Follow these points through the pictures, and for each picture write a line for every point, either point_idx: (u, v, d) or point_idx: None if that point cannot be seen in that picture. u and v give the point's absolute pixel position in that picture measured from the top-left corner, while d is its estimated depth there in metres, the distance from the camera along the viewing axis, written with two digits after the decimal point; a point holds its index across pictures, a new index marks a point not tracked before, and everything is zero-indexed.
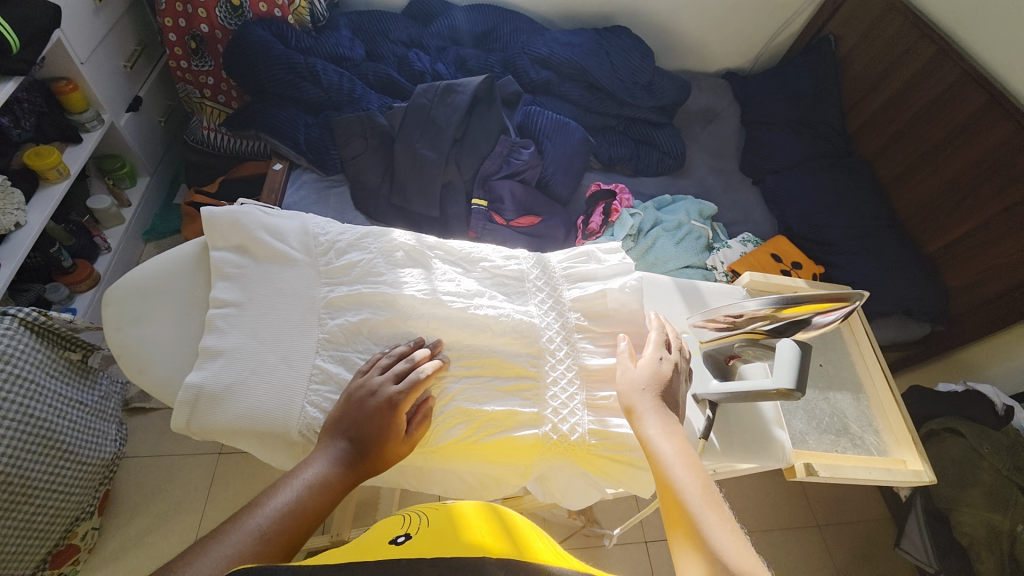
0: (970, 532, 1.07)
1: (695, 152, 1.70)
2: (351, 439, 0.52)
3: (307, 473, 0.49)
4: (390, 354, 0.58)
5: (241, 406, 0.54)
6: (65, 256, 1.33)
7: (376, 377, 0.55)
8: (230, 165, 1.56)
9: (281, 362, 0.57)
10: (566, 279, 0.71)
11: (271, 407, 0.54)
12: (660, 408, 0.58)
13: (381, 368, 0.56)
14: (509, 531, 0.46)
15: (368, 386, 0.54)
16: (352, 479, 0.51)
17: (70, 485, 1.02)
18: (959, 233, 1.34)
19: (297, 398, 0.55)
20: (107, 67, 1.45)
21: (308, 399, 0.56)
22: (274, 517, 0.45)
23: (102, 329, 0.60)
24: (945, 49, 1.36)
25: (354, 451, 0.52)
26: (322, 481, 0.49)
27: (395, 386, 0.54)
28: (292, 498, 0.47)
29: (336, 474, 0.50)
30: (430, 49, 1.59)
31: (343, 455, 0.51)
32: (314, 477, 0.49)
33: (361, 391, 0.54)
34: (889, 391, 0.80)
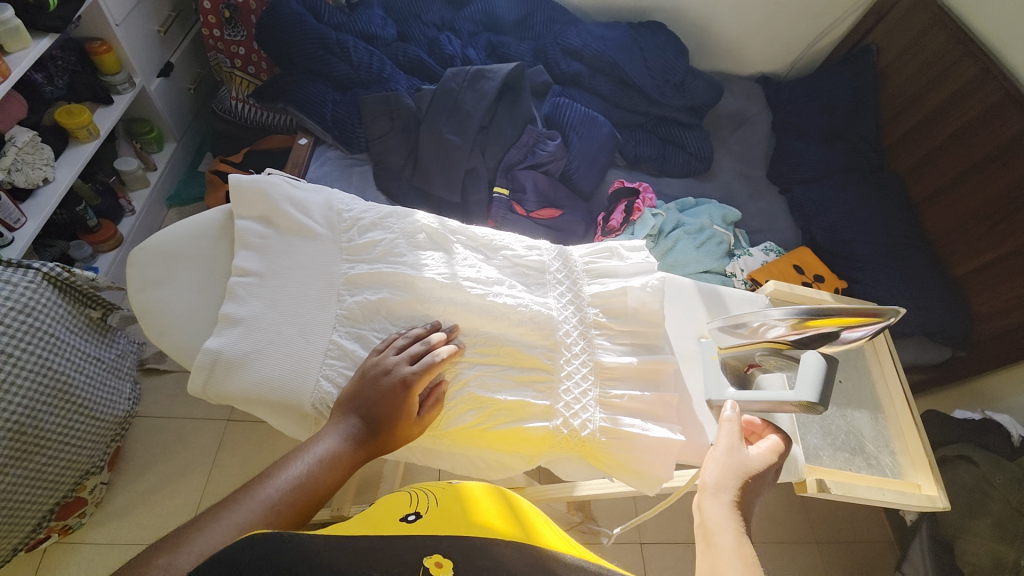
0: (975, 562, 1.05)
1: (722, 155, 1.67)
2: (363, 416, 0.52)
3: (319, 447, 0.49)
4: (407, 335, 0.57)
5: (258, 375, 0.54)
6: (90, 215, 1.35)
7: (391, 357, 0.55)
8: (255, 137, 1.57)
9: (298, 334, 0.57)
10: (587, 274, 0.70)
11: (286, 378, 0.55)
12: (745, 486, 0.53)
13: (397, 347, 0.56)
14: (517, 516, 0.46)
15: (383, 365, 0.54)
16: (363, 456, 0.51)
17: (82, 438, 1.04)
18: (990, 258, 1.30)
19: (312, 371, 0.55)
20: (142, 31, 1.46)
21: (323, 373, 0.56)
22: (284, 489, 0.45)
23: (125, 289, 0.60)
24: (988, 69, 1.32)
25: (366, 429, 0.52)
26: (333, 456, 0.49)
27: (410, 366, 0.54)
28: (303, 471, 0.47)
29: (347, 451, 0.50)
30: (461, 33, 1.57)
31: (355, 433, 0.51)
32: (325, 451, 0.49)
33: (375, 369, 0.54)
34: (909, 414, 0.78)
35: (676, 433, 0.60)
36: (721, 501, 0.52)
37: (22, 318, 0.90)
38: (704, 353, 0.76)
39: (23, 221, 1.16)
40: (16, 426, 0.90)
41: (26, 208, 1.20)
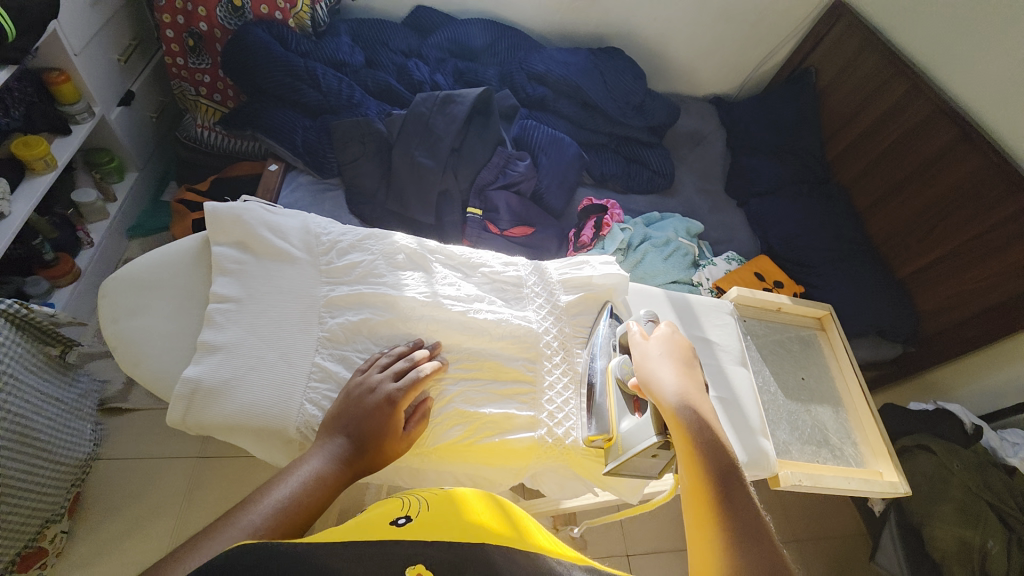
0: (942, 546, 1.10)
1: (683, 172, 1.76)
2: (349, 436, 0.52)
3: (305, 470, 0.49)
4: (390, 354, 0.58)
5: (239, 402, 0.54)
6: (47, 248, 1.30)
7: (376, 375, 0.56)
8: (223, 164, 1.55)
9: (280, 359, 0.57)
10: (562, 286, 0.72)
11: (268, 403, 0.54)
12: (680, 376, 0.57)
13: (380, 366, 0.57)
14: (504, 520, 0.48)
15: (368, 383, 0.55)
16: (349, 474, 0.52)
17: (43, 483, 0.99)
18: (931, 259, 1.41)
19: (295, 395, 0.55)
20: (100, 61, 1.43)
21: (307, 397, 0.56)
22: (266, 515, 0.45)
23: (98, 321, 0.59)
24: (918, 86, 1.44)
25: (353, 448, 0.52)
26: (318, 479, 0.49)
27: (394, 383, 0.55)
28: (286, 496, 0.47)
29: (333, 471, 0.50)
30: (428, 59, 1.62)
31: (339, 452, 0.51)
32: (310, 474, 0.49)
33: (360, 387, 0.55)
34: (866, 404, 0.82)
35: None
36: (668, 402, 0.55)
37: None
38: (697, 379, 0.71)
39: None
40: None
41: None
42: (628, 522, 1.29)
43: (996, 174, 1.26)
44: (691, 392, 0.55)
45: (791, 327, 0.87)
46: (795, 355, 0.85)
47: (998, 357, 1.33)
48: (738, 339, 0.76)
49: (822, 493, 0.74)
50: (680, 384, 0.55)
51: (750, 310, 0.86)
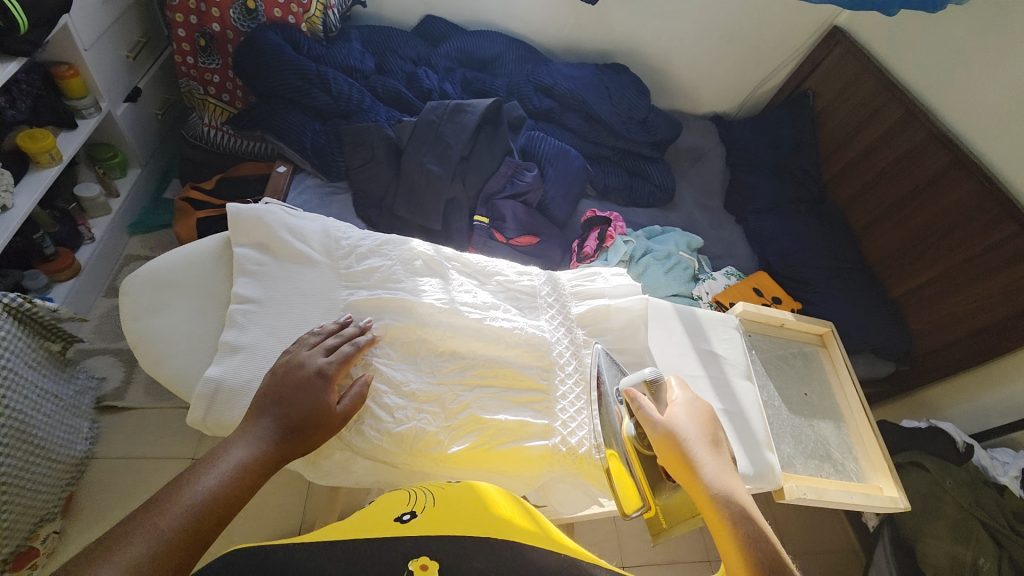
0: (935, 562, 1.12)
1: (684, 187, 1.79)
2: (278, 415, 0.51)
3: (228, 457, 0.48)
4: (321, 331, 0.58)
5: None
6: (48, 243, 1.29)
7: (305, 352, 0.55)
8: (229, 163, 1.55)
9: None
10: (575, 296, 0.73)
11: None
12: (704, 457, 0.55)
13: (311, 343, 0.56)
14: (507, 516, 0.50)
15: (298, 359, 0.54)
16: (276, 456, 0.50)
17: (36, 482, 0.97)
18: (924, 279, 1.45)
19: None
20: (110, 56, 1.43)
21: None
22: (184, 510, 0.43)
23: (118, 318, 0.59)
24: (912, 112, 1.49)
25: (281, 426, 0.51)
26: (242, 464, 0.48)
27: (325, 358, 0.55)
28: (204, 490, 0.45)
29: (258, 454, 0.49)
30: (437, 68, 1.64)
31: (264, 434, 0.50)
32: (235, 462, 0.48)
33: (287, 364, 0.54)
34: (866, 419, 0.84)
35: None
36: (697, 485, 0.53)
37: None
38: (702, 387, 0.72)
39: None
40: None
41: None
42: (623, 532, 1.30)
43: (987, 199, 1.31)
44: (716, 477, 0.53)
45: (793, 343, 0.89)
46: (798, 370, 0.87)
47: (987, 377, 1.36)
48: (744, 353, 0.78)
49: (824, 506, 0.75)
50: (714, 469, 0.54)
51: (754, 325, 0.88)
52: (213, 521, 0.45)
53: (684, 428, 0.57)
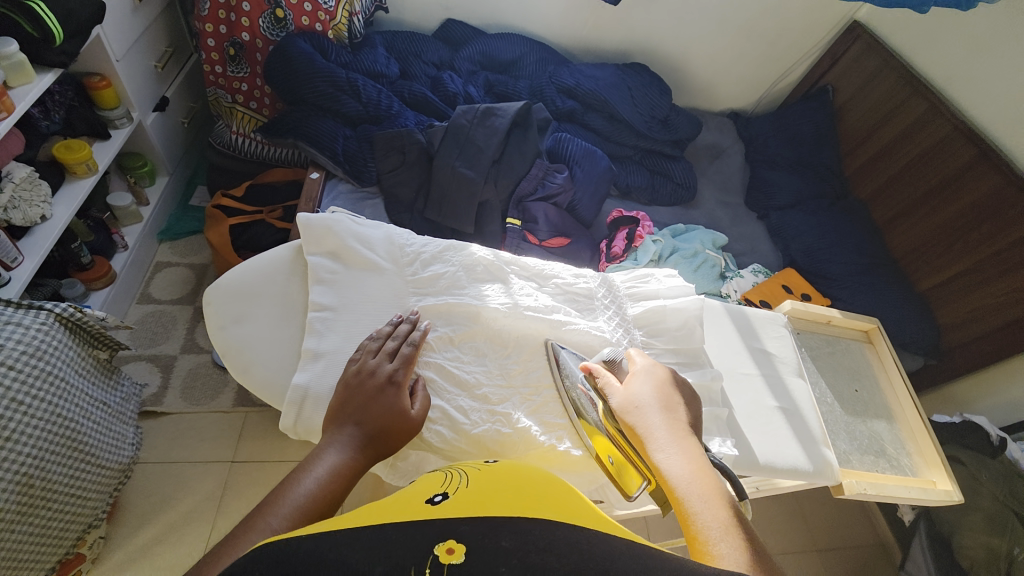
0: (971, 555, 1.13)
1: (705, 185, 1.79)
2: (358, 423, 0.51)
3: (321, 462, 0.48)
4: (379, 337, 0.58)
5: None
6: (85, 252, 1.30)
7: (371, 359, 0.56)
8: (258, 170, 1.58)
9: None
10: (629, 297, 0.74)
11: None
12: (667, 428, 0.52)
13: (375, 351, 0.56)
14: (541, 489, 0.47)
15: (366, 368, 0.54)
16: (365, 461, 0.50)
17: (87, 489, 0.98)
18: (952, 273, 1.45)
19: None
20: (140, 66, 1.42)
21: None
22: (283, 516, 0.43)
23: (204, 328, 0.61)
24: (936, 106, 1.50)
25: (364, 435, 0.51)
26: (335, 468, 0.48)
27: (392, 364, 0.56)
28: (304, 492, 0.45)
29: (349, 460, 0.49)
30: (460, 71, 1.65)
31: (351, 440, 0.50)
32: (327, 467, 0.48)
33: (359, 373, 0.54)
34: (918, 415, 0.84)
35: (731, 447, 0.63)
36: (662, 453, 0.50)
37: (33, 362, 0.86)
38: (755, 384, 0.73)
39: (20, 260, 1.10)
40: (22, 480, 0.84)
41: (22, 246, 1.14)
42: (651, 518, 1.33)
43: (1015, 192, 1.31)
44: (674, 451, 0.50)
45: (839, 339, 0.90)
46: (846, 367, 0.88)
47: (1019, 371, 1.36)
48: (795, 352, 0.78)
49: (882, 501, 0.77)
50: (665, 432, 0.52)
51: (801, 322, 0.89)
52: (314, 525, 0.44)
53: (640, 391, 0.55)
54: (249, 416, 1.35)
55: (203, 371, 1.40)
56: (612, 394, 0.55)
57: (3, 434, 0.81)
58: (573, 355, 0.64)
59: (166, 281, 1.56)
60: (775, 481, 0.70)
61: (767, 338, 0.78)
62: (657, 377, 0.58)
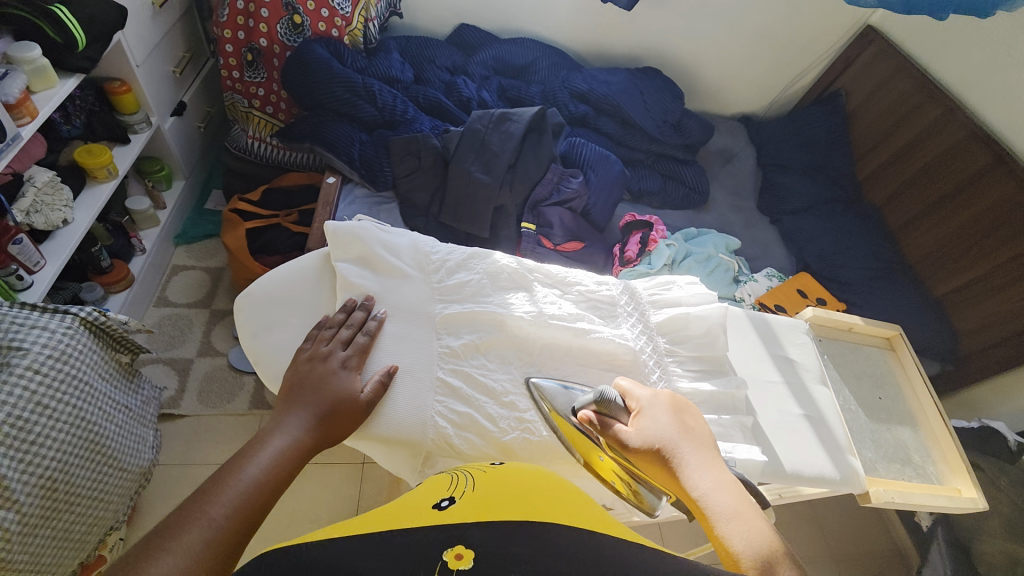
0: (991, 562, 1.10)
1: (717, 189, 1.79)
2: (306, 408, 0.52)
3: (269, 446, 0.50)
4: (333, 325, 0.59)
5: (380, 418, 0.56)
6: (105, 255, 1.32)
7: (324, 346, 0.57)
8: (273, 174, 1.59)
9: (408, 374, 0.59)
10: (652, 305, 0.74)
11: (405, 418, 0.56)
12: (698, 457, 0.52)
13: (328, 338, 0.57)
14: (549, 494, 0.48)
15: (317, 354, 0.56)
16: (315, 443, 0.52)
17: (108, 492, 0.99)
18: (967, 278, 1.43)
19: (427, 410, 0.57)
20: (159, 71, 1.44)
21: (437, 410, 0.58)
22: (225, 504, 0.44)
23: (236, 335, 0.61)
24: (951, 110, 1.48)
25: (312, 420, 0.52)
26: (281, 454, 0.49)
27: (344, 351, 0.57)
28: (248, 478, 0.47)
29: (296, 442, 0.51)
30: (474, 76, 1.66)
31: (299, 423, 0.51)
32: (273, 452, 0.49)
33: (310, 359, 0.56)
34: (941, 421, 0.84)
35: (759, 454, 0.63)
36: (697, 479, 0.50)
37: (58, 366, 0.87)
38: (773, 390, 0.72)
39: (43, 263, 1.12)
40: (46, 484, 0.85)
41: (44, 249, 1.15)
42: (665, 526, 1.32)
43: None
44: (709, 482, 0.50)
45: (860, 346, 0.89)
46: (870, 374, 0.87)
47: None
48: (817, 359, 0.78)
49: (909, 510, 0.76)
50: (694, 462, 0.51)
51: (822, 329, 0.89)
52: (259, 508, 0.46)
53: (658, 425, 0.53)
54: (265, 419, 1.36)
55: (219, 374, 1.41)
56: (629, 441, 0.52)
57: (28, 438, 0.82)
58: (556, 383, 0.61)
59: (182, 284, 1.57)
60: (795, 489, 0.70)
61: (789, 345, 0.78)
62: (665, 405, 0.56)
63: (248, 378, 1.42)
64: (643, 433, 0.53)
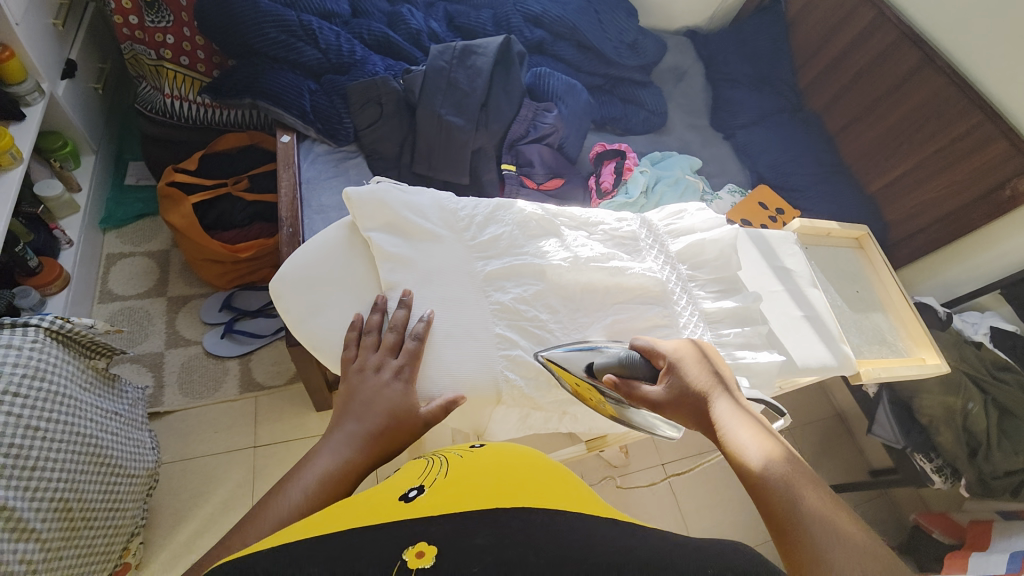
0: (930, 412, 1.28)
1: (673, 109, 1.80)
2: (361, 421, 0.52)
3: (314, 466, 0.48)
4: (375, 330, 0.59)
5: (452, 375, 0.59)
6: (31, 254, 1.14)
7: (371, 354, 0.57)
8: (205, 138, 1.40)
9: (467, 335, 0.61)
10: (669, 235, 0.78)
11: (474, 375, 0.60)
12: (746, 419, 0.54)
13: (373, 345, 0.58)
14: (525, 478, 0.48)
15: (366, 364, 0.57)
16: (363, 462, 0.50)
17: (122, 500, 0.93)
18: (897, 173, 1.56)
19: (494, 364, 0.61)
20: (39, 26, 1.17)
21: (503, 365, 0.61)
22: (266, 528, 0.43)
23: (285, 323, 0.63)
24: (883, 11, 1.53)
25: (365, 433, 0.52)
26: (329, 473, 0.48)
27: (394, 359, 0.57)
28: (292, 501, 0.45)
29: (347, 460, 0.49)
30: (417, 3, 1.50)
31: (352, 437, 0.51)
32: (321, 471, 0.48)
33: (360, 371, 0.56)
34: (906, 303, 0.98)
35: (777, 356, 0.71)
36: (740, 439, 0.51)
37: (36, 385, 0.79)
38: (778, 296, 0.81)
39: None
40: (60, 505, 0.79)
41: None
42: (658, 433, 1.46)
43: (955, 94, 1.39)
44: (759, 443, 0.50)
45: (838, 248, 1.03)
46: (848, 274, 1.01)
47: (957, 255, 1.50)
48: (808, 265, 0.86)
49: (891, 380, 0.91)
50: (735, 417, 0.54)
51: (808, 237, 1.02)
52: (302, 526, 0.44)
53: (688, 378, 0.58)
54: (260, 400, 1.31)
55: (198, 363, 1.32)
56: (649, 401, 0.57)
57: (26, 463, 0.76)
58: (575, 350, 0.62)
59: (126, 274, 1.40)
60: (793, 380, 0.78)
61: (786, 254, 0.86)
62: (694, 358, 0.60)
63: (231, 363, 1.34)
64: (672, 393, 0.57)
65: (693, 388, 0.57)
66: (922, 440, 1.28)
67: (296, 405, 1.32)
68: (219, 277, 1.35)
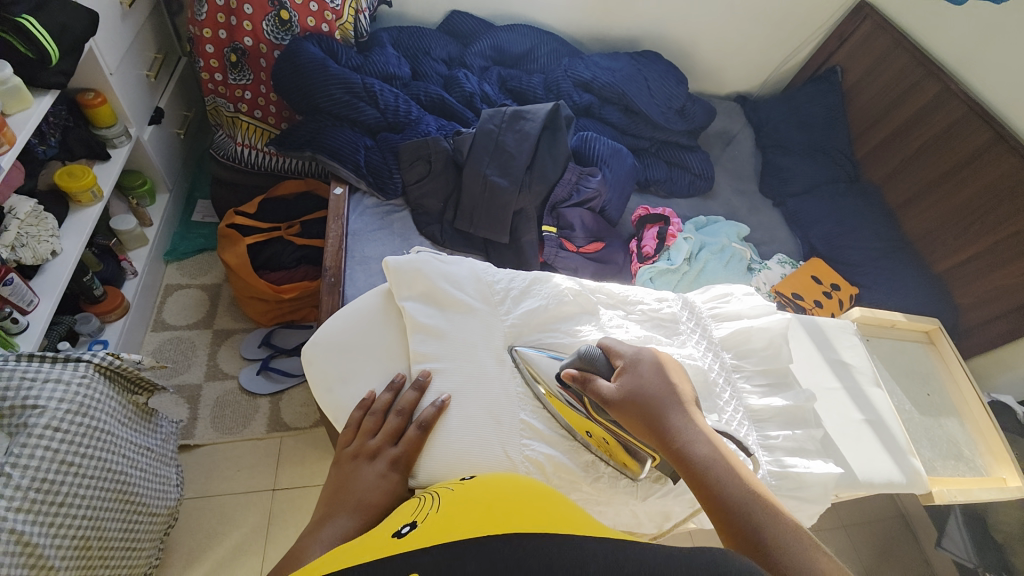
0: (1006, 529, 1.12)
1: (720, 174, 1.77)
2: (355, 514, 0.51)
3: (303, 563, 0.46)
4: (376, 410, 0.58)
5: (471, 465, 0.56)
6: (97, 284, 1.22)
7: (371, 439, 0.57)
8: (266, 184, 1.50)
9: (490, 419, 0.59)
10: (714, 319, 0.74)
11: (493, 461, 0.57)
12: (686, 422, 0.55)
13: (373, 429, 0.57)
14: (525, 507, 0.42)
15: (366, 450, 0.56)
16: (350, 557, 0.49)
17: (140, 539, 0.94)
18: (968, 254, 1.44)
19: (514, 454, 0.58)
20: (133, 79, 1.32)
21: (526, 456, 0.58)
22: None
23: (310, 389, 0.63)
24: (950, 87, 1.47)
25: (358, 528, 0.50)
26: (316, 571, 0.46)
27: (393, 446, 0.56)
28: None
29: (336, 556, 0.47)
30: (472, 68, 1.59)
31: (342, 535, 0.49)
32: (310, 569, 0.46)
33: (357, 456, 0.56)
34: (986, 412, 0.89)
35: (833, 466, 0.64)
36: (686, 446, 0.53)
37: (77, 420, 0.82)
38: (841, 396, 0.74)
39: (37, 301, 1.03)
40: (80, 542, 0.80)
41: (35, 286, 1.06)
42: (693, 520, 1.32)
43: None
44: (704, 453, 0.52)
45: (904, 341, 0.95)
46: (915, 374, 0.92)
47: None
48: (869, 360, 0.79)
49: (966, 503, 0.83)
50: (679, 424, 0.54)
51: (869, 328, 0.95)
52: None
53: (640, 379, 0.57)
54: (285, 441, 1.31)
55: (231, 398, 1.35)
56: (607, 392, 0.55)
57: (56, 499, 0.77)
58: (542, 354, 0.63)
59: (179, 305, 1.48)
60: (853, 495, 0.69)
61: (845, 345, 0.80)
62: (654, 364, 0.58)
63: (262, 400, 1.36)
64: (634, 421, 0.55)
65: (647, 390, 0.56)
66: (1002, 562, 1.10)
67: (319, 450, 1.31)
68: (262, 314, 1.41)
